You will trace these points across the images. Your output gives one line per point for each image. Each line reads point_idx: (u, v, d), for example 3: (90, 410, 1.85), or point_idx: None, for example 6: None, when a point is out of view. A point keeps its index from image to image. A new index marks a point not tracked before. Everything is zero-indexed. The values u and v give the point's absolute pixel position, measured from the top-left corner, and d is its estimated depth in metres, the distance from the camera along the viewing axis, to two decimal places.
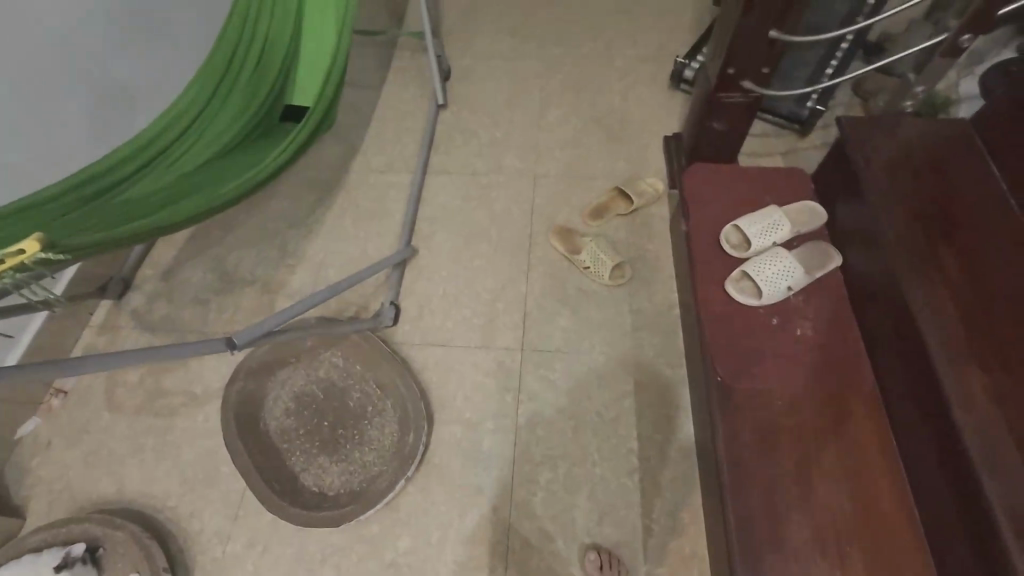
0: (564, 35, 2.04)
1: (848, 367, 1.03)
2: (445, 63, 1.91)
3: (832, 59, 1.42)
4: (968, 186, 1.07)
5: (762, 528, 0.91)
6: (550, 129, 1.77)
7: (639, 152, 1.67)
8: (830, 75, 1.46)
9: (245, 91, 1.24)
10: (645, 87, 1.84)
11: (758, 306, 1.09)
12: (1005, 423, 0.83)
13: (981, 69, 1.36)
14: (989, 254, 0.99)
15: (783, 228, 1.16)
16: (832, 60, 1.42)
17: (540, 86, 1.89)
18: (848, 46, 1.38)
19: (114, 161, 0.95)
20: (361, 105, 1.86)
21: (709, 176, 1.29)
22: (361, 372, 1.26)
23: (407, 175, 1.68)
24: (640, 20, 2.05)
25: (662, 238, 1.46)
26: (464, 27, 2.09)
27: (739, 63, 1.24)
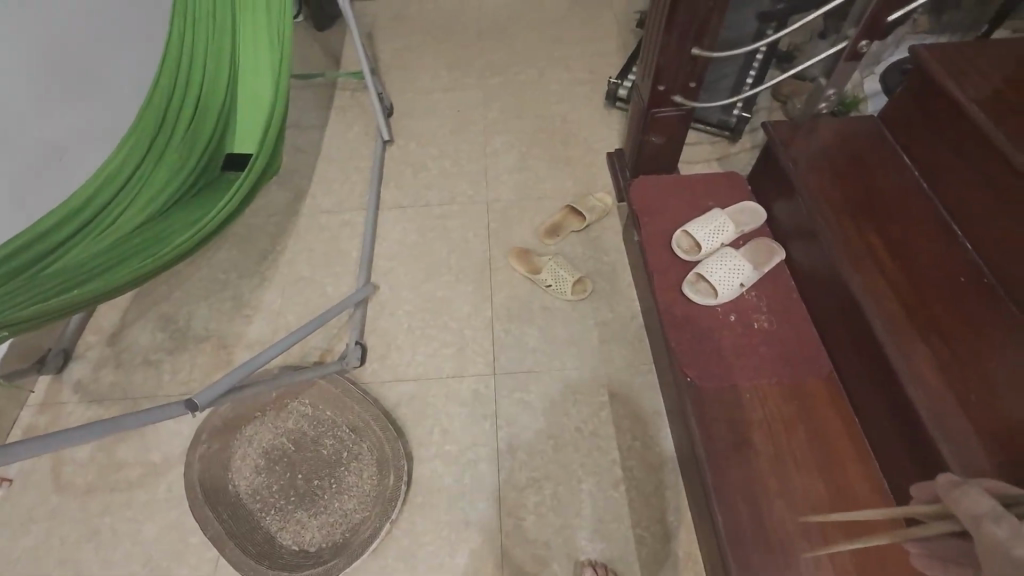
0: (500, 64, 2.11)
1: (804, 356, 1.08)
2: (387, 100, 1.94)
3: (750, 69, 1.53)
4: (885, 179, 1.16)
5: (748, 521, 0.93)
6: (498, 155, 1.81)
7: (586, 169, 1.74)
8: (751, 84, 1.57)
9: (182, 143, 1.20)
10: (584, 109, 1.92)
11: (715, 305, 1.14)
12: (950, 388, 0.87)
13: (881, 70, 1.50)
14: (915, 237, 1.06)
15: (728, 230, 1.22)
16: (751, 71, 1.53)
17: (483, 115, 1.94)
18: (762, 57, 1.49)
19: (43, 230, 0.90)
20: (305, 147, 1.85)
21: (653, 188, 1.36)
22: (332, 417, 1.23)
23: (360, 213, 1.67)
24: (570, 47, 2.15)
25: (618, 250, 1.50)
26: (402, 65, 2.14)
27: (669, 81, 1.32)
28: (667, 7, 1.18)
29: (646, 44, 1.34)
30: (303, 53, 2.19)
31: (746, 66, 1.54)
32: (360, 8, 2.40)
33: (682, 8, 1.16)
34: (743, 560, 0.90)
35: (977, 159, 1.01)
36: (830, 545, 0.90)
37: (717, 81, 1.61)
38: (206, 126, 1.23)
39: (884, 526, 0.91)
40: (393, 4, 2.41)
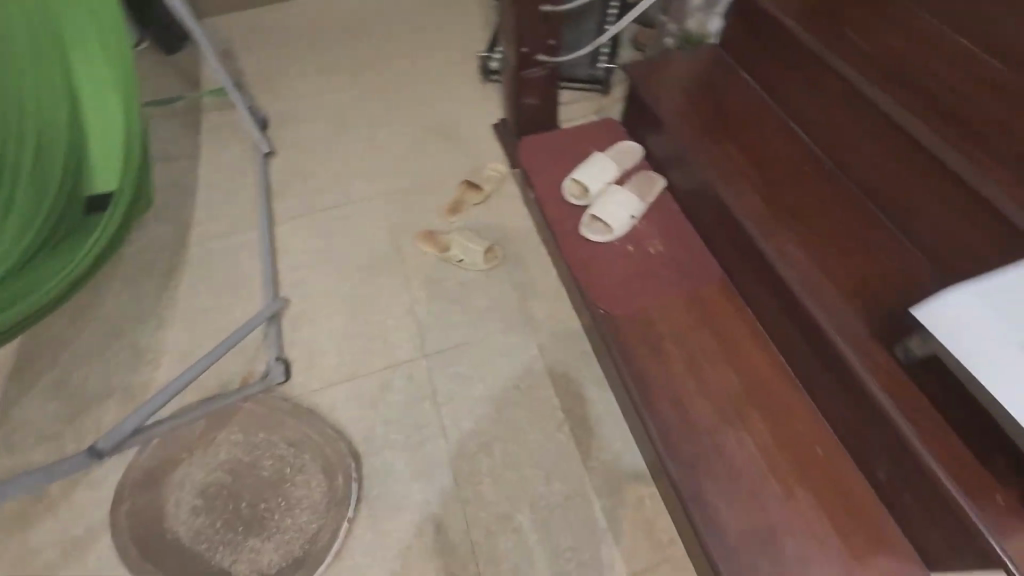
0: (371, 59, 2.08)
1: (697, 266, 1.18)
2: (259, 113, 1.86)
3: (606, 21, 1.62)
4: (733, 95, 1.27)
5: (675, 421, 1.00)
6: (386, 147, 1.79)
7: (475, 144, 1.76)
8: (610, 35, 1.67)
9: (35, 163, 1.09)
10: (462, 87, 1.94)
11: (612, 240, 1.22)
12: (811, 259, 0.98)
13: None
14: (765, 139, 1.18)
15: (611, 169, 1.30)
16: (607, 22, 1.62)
17: (363, 111, 1.91)
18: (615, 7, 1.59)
19: None
20: (180, 176, 1.74)
21: (537, 146, 1.41)
22: (265, 438, 1.19)
23: (254, 231, 1.60)
24: (437, 31, 2.17)
25: (520, 213, 1.55)
26: (268, 76, 2.05)
27: (529, 41, 1.38)
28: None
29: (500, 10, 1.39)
30: (157, 80, 2.04)
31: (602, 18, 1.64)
32: (212, 27, 2.28)
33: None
34: (677, 455, 0.97)
35: (797, 59, 1.14)
36: (747, 421, 0.99)
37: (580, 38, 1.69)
38: (56, 125, 1.11)
39: (788, 394, 1.00)
40: (247, 18, 2.31)
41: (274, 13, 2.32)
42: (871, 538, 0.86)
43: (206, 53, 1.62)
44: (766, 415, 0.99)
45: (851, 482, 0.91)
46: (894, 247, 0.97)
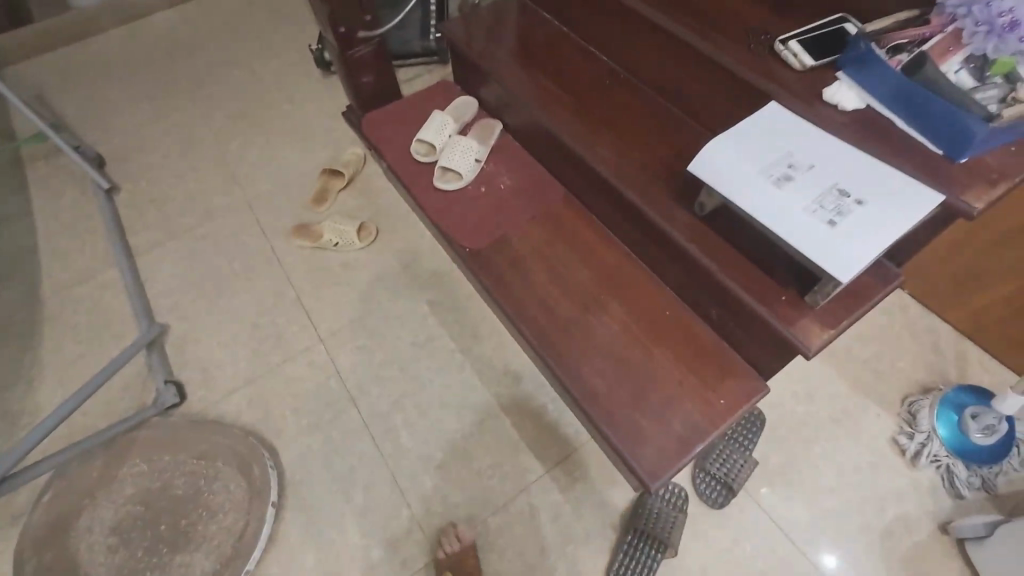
0: (203, 75, 2.02)
1: (542, 189, 1.29)
2: (92, 151, 1.76)
3: None
4: (538, 34, 1.39)
5: (548, 324, 1.11)
6: (239, 157, 1.76)
7: (330, 135, 1.78)
8: None
9: None
10: (305, 84, 1.94)
11: (464, 185, 1.30)
12: (623, 156, 1.11)
13: None
14: (571, 66, 1.30)
15: (451, 123, 1.38)
16: None
17: (206, 128, 1.86)
18: None
19: None
20: (16, 234, 1.62)
21: (381, 117, 1.46)
22: (171, 459, 1.17)
23: (113, 269, 1.52)
24: (267, 35, 2.13)
25: (385, 189, 1.60)
26: (93, 113, 1.93)
27: (346, 20, 1.42)
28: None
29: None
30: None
31: None
32: (16, 76, 2.10)
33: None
34: (556, 352, 1.08)
35: None
36: (608, 307, 1.12)
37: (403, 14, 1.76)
38: None
39: (636, 275, 1.15)
40: (55, 61, 2.15)
41: (86, 50, 2.18)
42: (720, 370, 1.02)
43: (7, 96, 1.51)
44: (621, 297, 1.12)
45: (697, 332, 1.06)
46: (683, 130, 1.13)
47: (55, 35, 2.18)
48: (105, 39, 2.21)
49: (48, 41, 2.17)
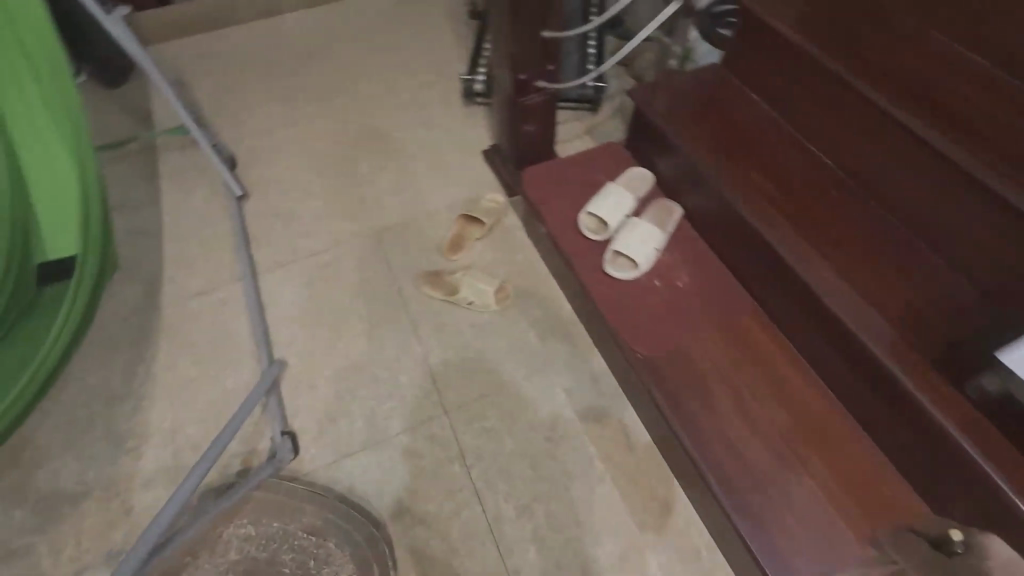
0: (340, 84, 1.95)
1: (727, 298, 1.14)
2: (226, 150, 1.70)
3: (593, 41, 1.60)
4: (743, 117, 1.24)
5: (737, 470, 0.97)
6: (370, 180, 1.67)
7: (467, 173, 1.67)
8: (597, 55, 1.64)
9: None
10: (443, 111, 1.84)
11: (638, 275, 1.16)
12: (857, 292, 0.96)
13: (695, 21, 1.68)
14: (785, 164, 1.16)
15: (627, 199, 1.24)
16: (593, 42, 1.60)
17: (338, 141, 1.78)
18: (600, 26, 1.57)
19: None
20: (142, 228, 1.57)
21: (545, 177, 1.34)
22: (283, 528, 1.08)
23: (235, 285, 1.45)
24: (408, 49, 2.05)
25: (525, 246, 1.47)
26: (227, 108, 1.88)
27: (528, 67, 1.30)
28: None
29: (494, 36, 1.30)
30: (101, 120, 1.84)
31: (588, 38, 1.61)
32: (157, 57, 2.08)
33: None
34: (745, 508, 0.93)
35: (798, 74, 1.14)
36: (807, 463, 0.96)
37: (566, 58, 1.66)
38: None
39: (842, 430, 0.99)
40: (195, 46, 2.13)
41: (226, 39, 2.15)
42: None
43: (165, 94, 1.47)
44: (824, 454, 0.97)
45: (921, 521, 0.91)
46: (931, 272, 0.98)
47: (200, 21, 2.16)
48: (245, 29, 2.18)
49: (190, 24, 2.15)
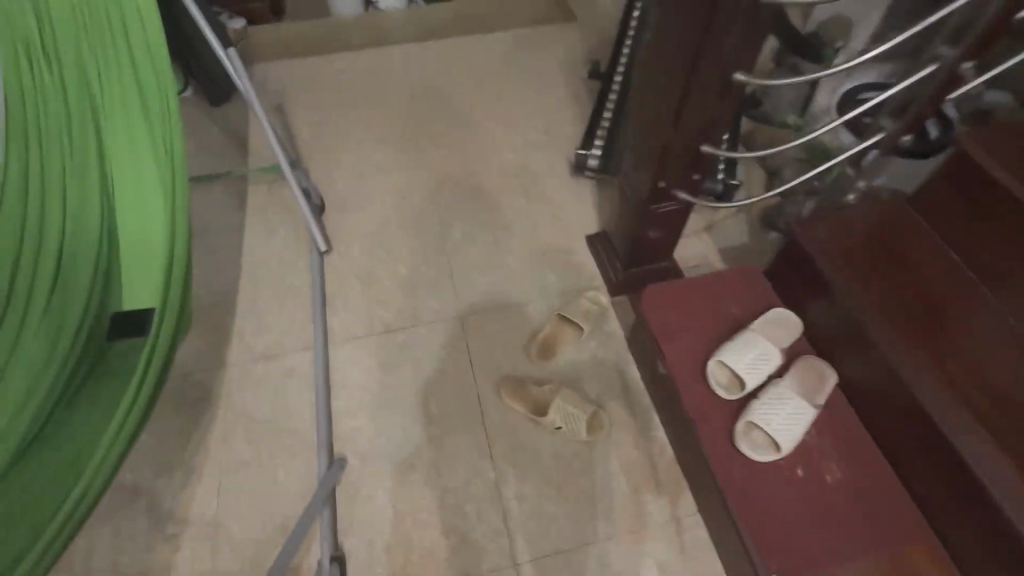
0: (443, 132, 1.84)
1: (892, 512, 0.94)
2: (315, 194, 1.59)
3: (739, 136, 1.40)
4: (936, 280, 1.03)
5: None
6: (462, 249, 1.53)
7: (567, 257, 1.51)
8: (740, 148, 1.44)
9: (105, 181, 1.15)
10: (548, 180, 1.69)
11: (777, 459, 0.96)
12: None
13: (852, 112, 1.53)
14: (992, 359, 0.94)
15: (771, 355, 1.03)
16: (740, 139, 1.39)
17: (432, 198, 1.65)
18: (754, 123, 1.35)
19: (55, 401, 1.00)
20: (221, 266, 1.49)
21: (669, 296, 1.15)
22: None
23: (304, 353, 1.34)
24: (517, 103, 1.92)
25: (626, 365, 1.29)
26: (323, 143, 1.80)
27: (672, 172, 1.12)
28: (674, 98, 0.98)
29: (638, 132, 1.14)
30: (200, 139, 1.81)
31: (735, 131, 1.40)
32: (264, 77, 2.05)
33: (691, 101, 0.97)
34: None
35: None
36: None
37: None
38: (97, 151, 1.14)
39: None
40: (303, 69, 2.08)
41: (334, 65, 2.09)
42: None
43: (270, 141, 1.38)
44: None
45: None
46: None
47: (304, 41, 2.16)
48: (352, 57, 2.11)
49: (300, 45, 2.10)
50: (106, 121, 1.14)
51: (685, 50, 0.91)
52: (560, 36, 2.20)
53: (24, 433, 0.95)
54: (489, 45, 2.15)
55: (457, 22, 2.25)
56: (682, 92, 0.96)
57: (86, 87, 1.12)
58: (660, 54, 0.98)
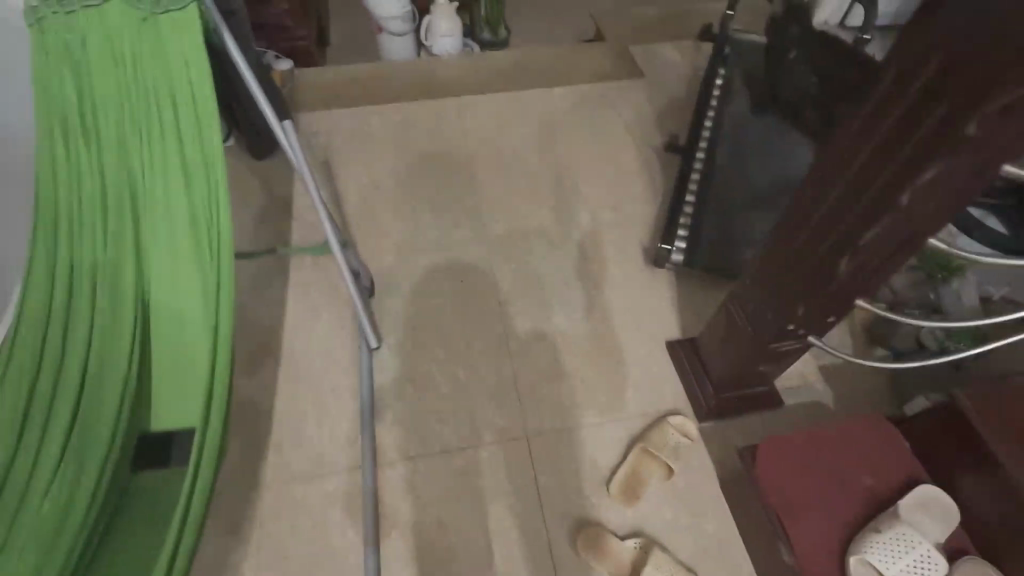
0: (502, 201, 1.68)
1: None
2: (366, 275, 1.44)
3: None
4: None
5: None
6: (526, 348, 1.37)
7: (645, 367, 1.34)
8: None
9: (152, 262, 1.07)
10: (621, 268, 1.53)
11: None
12: None
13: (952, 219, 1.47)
14: None
15: (934, 562, 0.93)
16: None
17: (493, 283, 1.49)
18: None
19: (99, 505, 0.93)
20: (257, 354, 1.33)
21: (785, 456, 1.05)
22: None
23: (350, 475, 1.18)
24: (584, 173, 1.77)
25: (719, 514, 1.15)
26: (375, 210, 1.66)
27: (814, 314, 0.92)
28: (830, 242, 0.82)
29: (774, 261, 0.95)
30: (239, 197, 1.67)
31: None
32: (309, 126, 1.91)
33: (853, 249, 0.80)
34: None
35: None
36: None
37: None
38: (140, 231, 1.06)
39: None
40: (351, 119, 1.94)
41: (384, 116, 1.94)
42: None
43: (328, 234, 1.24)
44: None
45: None
46: None
47: (353, 90, 2.06)
48: (405, 109, 1.97)
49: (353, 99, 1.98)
50: (145, 198, 1.06)
51: (869, 199, 0.74)
52: (627, 93, 2.04)
53: (78, 545, 0.89)
54: (550, 101, 2.00)
55: (515, 76, 2.12)
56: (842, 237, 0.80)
57: (128, 169, 1.06)
58: (825, 190, 0.81)
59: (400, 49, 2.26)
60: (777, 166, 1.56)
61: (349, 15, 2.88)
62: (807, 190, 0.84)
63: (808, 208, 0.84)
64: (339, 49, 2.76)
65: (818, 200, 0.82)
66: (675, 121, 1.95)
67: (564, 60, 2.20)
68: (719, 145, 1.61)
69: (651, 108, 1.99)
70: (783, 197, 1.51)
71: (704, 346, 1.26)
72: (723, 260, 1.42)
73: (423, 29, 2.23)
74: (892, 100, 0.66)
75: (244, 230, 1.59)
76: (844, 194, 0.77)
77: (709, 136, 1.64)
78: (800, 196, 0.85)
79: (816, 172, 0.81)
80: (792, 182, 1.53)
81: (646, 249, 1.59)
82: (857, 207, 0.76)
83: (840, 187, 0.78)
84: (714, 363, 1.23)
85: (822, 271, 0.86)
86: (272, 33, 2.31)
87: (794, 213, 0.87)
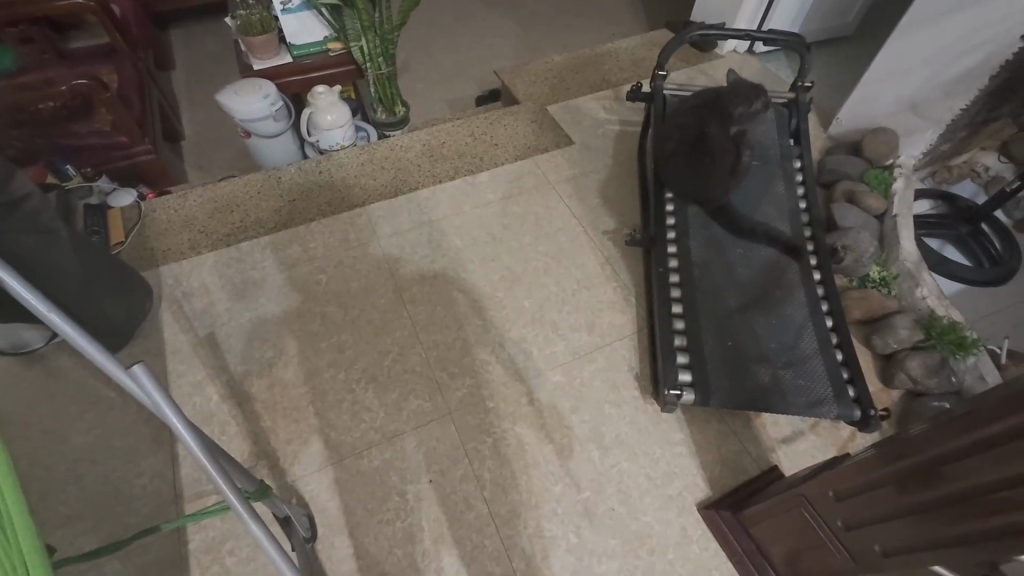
0: (455, 349, 1.36)
1: None
2: (302, 522, 1.07)
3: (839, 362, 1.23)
4: None
5: None
6: (538, 566, 1.09)
7: (678, 553, 1.11)
8: (841, 363, 1.24)
9: None
10: (618, 415, 1.27)
11: None
12: None
13: (929, 278, 1.44)
14: None
15: None
16: (842, 369, 1.22)
17: (470, 477, 1.18)
18: (842, 356, 1.25)
19: None
20: None
21: None
22: None
23: None
24: (539, 286, 1.48)
25: None
26: (290, 400, 1.27)
27: (895, 561, 0.76)
28: (931, 515, 0.69)
29: (856, 489, 0.81)
30: (97, 430, 1.21)
31: (832, 358, 1.23)
32: (172, 286, 1.44)
33: (938, 529, 0.68)
34: None
35: None
36: None
37: (803, 367, 1.22)
38: None
39: None
40: (230, 263, 1.49)
41: (274, 252, 1.51)
42: None
43: (227, 502, 0.65)
44: None
45: None
46: None
47: (225, 221, 1.57)
48: (296, 236, 1.54)
49: (229, 235, 1.54)
50: None
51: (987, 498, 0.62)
52: (561, 165, 1.76)
53: None
54: (478, 193, 1.67)
55: (429, 165, 1.75)
56: (938, 518, 0.68)
57: None
58: (913, 479, 0.71)
59: (281, 151, 1.86)
60: (755, 251, 1.39)
61: (201, 102, 2.37)
62: (885, 466, 0.76)
63: (889, 486, 0.75)
64: (195, 145, 2.24)
65: (903, 486, 0.73)
66: (623, 194, 1.70)
67: (481, 132, 1.84)
68: (691, 240, 1.40)
69: (593, 181, 1.72)
70: (773, 291, 1.33)
71: (759, 527, 1.06)
72: (738, 389, 1.20)
73: (303, 124, 1.83)
74: (1004, 439, 0.60)
75: (117, 484, 1.15)
76: (936, 497, 0.68)
77: (676, 224, 1.43)
78: (881, 468, 0.76)
79: (908, 455, 0.72)
80: (777, 272, 1.36)
81: (640, 374, 1.33)
82: (949, 508, 0.66)
83: (931, 487, 0.68)
84: (780, 549, 1.03)
85: (897, 526, 0.74)
86: (105, 154, 1.82)
87: (871, 475, 0.78)
